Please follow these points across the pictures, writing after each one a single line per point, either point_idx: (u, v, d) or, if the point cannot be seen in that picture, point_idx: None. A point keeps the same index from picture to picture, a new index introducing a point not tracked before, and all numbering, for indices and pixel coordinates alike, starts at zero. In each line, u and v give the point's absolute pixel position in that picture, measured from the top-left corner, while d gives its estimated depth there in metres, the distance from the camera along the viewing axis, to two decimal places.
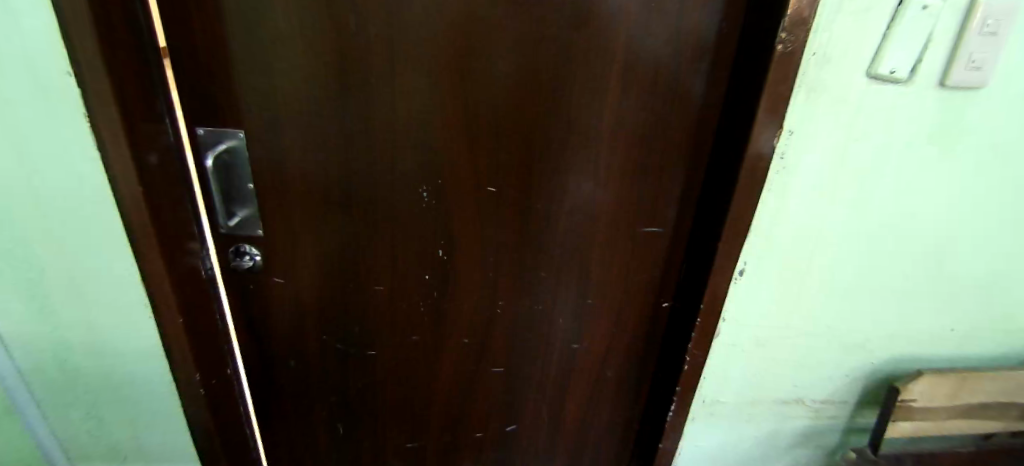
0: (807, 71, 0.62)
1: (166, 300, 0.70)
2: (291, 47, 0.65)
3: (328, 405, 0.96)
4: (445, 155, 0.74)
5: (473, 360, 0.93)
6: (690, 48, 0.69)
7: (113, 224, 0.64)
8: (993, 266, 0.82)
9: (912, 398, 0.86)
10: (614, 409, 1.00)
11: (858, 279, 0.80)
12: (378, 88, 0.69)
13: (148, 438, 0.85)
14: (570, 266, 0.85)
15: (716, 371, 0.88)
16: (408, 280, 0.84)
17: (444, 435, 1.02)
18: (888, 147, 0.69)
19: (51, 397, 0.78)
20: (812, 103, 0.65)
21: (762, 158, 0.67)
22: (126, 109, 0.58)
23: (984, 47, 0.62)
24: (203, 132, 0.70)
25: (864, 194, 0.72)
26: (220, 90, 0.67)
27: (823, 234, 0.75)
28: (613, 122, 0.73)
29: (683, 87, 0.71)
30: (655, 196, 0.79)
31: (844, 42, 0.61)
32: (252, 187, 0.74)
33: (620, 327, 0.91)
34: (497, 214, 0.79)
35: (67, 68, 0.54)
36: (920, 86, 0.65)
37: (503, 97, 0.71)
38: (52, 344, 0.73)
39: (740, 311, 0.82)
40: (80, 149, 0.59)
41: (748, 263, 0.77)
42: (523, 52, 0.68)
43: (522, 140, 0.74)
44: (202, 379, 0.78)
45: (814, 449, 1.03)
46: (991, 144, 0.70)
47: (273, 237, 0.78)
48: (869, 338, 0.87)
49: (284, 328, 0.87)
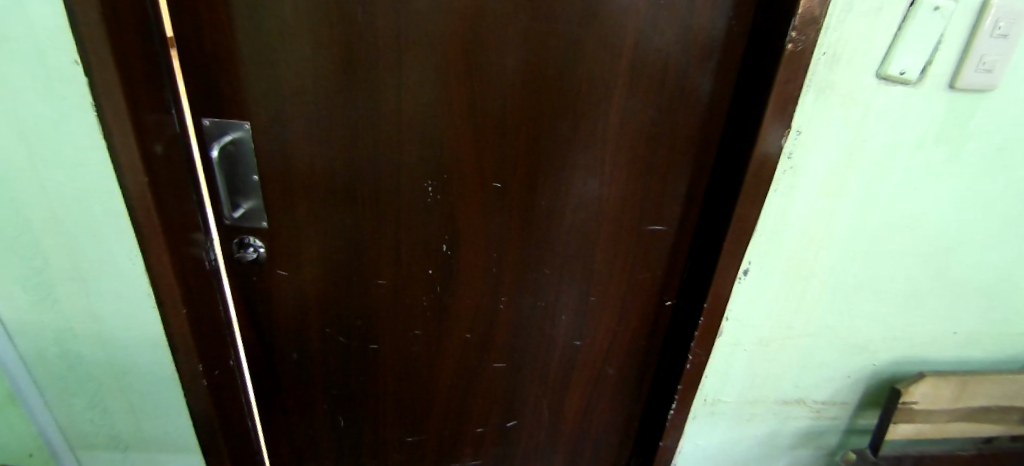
0: (816, 71, 0.62)
1: (170, 290, 0.70)
2: (299, 38, 0.65)
3: (329, 398, 0.96)
4: (450, 150, 0.74)
5: (475, 355, 0.93)
6: (699, 45, 0.68)
7: (117, 215, 0.64)
8: (997, 270, 0.82)
9: (913, 400, 0.86)
10: (615, 407, 1.01)
11: (862, 280, 0.80)
12: (385, 81, 0.68)
13: (149, 428, 0.85)
14: (573, 264, 0.85)
15: (718, 370, 0.88)
16: (411, 274, 0.84)
17: (444, 429, 1.02)
18: (896, 148, 0.68)
19: (53, 386, 0.78)
20: (821, 103, 0.64)
21: (770, 157, 0.67)
22: (132, 99, 0.58)
23: (995, 50, 0.61)
24: (209, 123, 0.69)
25: (871, 195, 0.72)
26: (227, 82, 0.67)
27: (829, 235, 0.75)
28: (619, 119, 0.73)
29: (692, 85, 0.71)
30: (660, 194, 0.79)
31: (854, 42, 0.61)
32: (257, 179, 0.74)
33: (622, 325, 0.91)
34: (502, 209, 0.79)
35: (74, 56, 0.54)
36: (930, 87, 0.64)
37: (510, 92, 0.70)
38: (55, 333, 0.73)
39: (743, 311, 0.81)
40: (86, 138, 0.59)
41: (752, 263, 0.76)
42: (529, 47, 0.67)
43: (527, 136, 0.74)
44: (205, 370, 0.78)
45: (814, 449, 1.03)
46: (999, 147, 0.70)
47: (277, 230, 0.78)
48: (872, 340, 0.87)
49: (287, 320, 0.87)
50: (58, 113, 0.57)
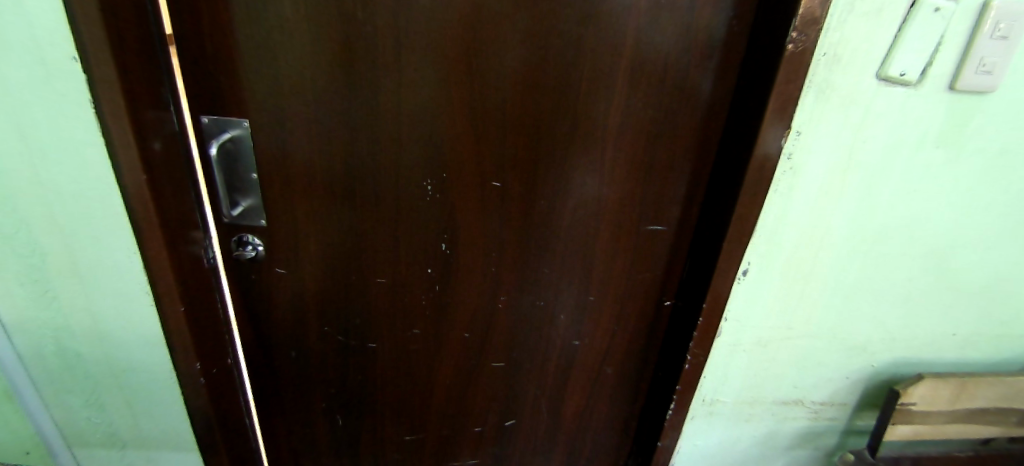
0: (816, 71, 0.62)
1: (168, 288, 0.69)
2: (299, 35, 0.65)
3: (327, 397, 0.96)
4: (450, 148, 0.74)
5: (474, 354, 0.93)
6: (699, 45, 0.68)
7: (115, 212, 0.64)
8: (996, 272, 0.82)
9: (911, 402, 0.86)
10: (614, 406, 1.00)
11: (861, 281, 0.80)
12: (384, 79, 0.68)
13: (147, 426, 0.84)
14: (573, 263, 0.84)
15: (716, 370, 0.88)
16: (411, 273, 0.84)
17: (443, 429, 1.02)
18: (896, 149, 0.68)
19: (50, 384, 0.78)
20: (821, 103, 0.64)
21: (770, 158, 0.67)
22: (131, 96, 0.58)
23: (996, 52, 0.61)
24: (208, 121, 0.69)
25: (870, 196, 0.72)
26: (226, 79, 0.67)
27: (828, 236, 0.75)
28: (619, 119, 0.73)
29: (692, 85, 0.71)
30: (660, 194, 0.79)
31: (854, 43, 0.61)
32: (255, 177, 0.74)
33: (621, 325, 0.91)
34: (501, 209, 0.79)
35: (73, 52, 0.54)
36: (930, 88, 0.64)
37: (510, 90, 0.70)
38: (53, 330, 0.73)
39: (742, 311, 0.81)
40: (84, 135, 0.59)
41: (752, 263, 0.76)
42: (530, 46, 0.67)
43: (527, 136, 0.74)
44: (203, 368, 0.78)
45: (812, 450, 1.03)
46: (999, 148, 0.70)
47: (275, 228, 0.78)
48: (870, 341, 0.87)
49: (285, 319, 0.87)
50: (56, 109, 0.57)
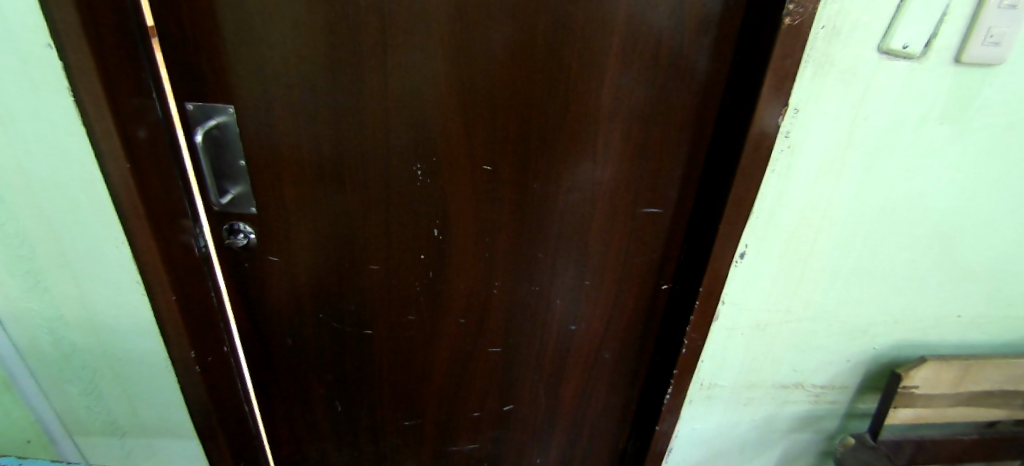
0: (815, 45, 0.60)
1: (158, 277, 0.69)
2: (282, 17, 0.63)
3: (325, 383, 0.96)
4: (438, 132, 0.72)
5: (471, 340, 0.93)
6: (694, 19, 0.66)
7: (101, 202, 0.64)
8: (1003, 250, 0.79)
9: (913, 385, 0.85)
10: (612, 390, 1.00)
11: (862, 261, 0.78)
12: (371, 63, 0.67)
13: (147, 413, 0.85)
14: (569, 247, 0.83)
15: (714, 353, 0.87)
16: (404, 259, 0.83)
17: (441, 413, 1.02)
18: (899, 126, 0.66)
19: (48, 375, 0.79)
20: (820, 78, 0.62)
21: (766, 136, 0.65)
22: (109, 84, 0.57)
23: (1004, 22, 0.58)
24: (193, 108, 0.69)
25: (871, 174, 0.70)
26: (210, 64, 0.66)
27: (827, 216, 0.73)
28: (613, 99, 0.71)
29: (686, 61, 0.69)
30: (655, 176, 0.77)
31: (855, 14, 0.58)
32: (243, 164, 0.73)
33: (618, 308, 0.90)
34: (493, 194, 0.78)
35: (49, 41, 0.54)
36: (935, 62, 0.62)
37: (499, 71, 0.69)
38: (49, 320, 0.73)
39: (740, 294, 0.80)
40: (66, 125, 0.58)
41: (749, 246, 0.75)
42: (520, 24, 0.65)
43: (519, 116, 0.72)
44: (198, 357, 0.78)
45: (812, 434, 1.02)
46: (1006, 123, 0.67)
47: (266, 216, 0.78)
48: (872, 324, 0.86)
49: (281, 306, 0.87)
50: (36, 99, 0.57)
